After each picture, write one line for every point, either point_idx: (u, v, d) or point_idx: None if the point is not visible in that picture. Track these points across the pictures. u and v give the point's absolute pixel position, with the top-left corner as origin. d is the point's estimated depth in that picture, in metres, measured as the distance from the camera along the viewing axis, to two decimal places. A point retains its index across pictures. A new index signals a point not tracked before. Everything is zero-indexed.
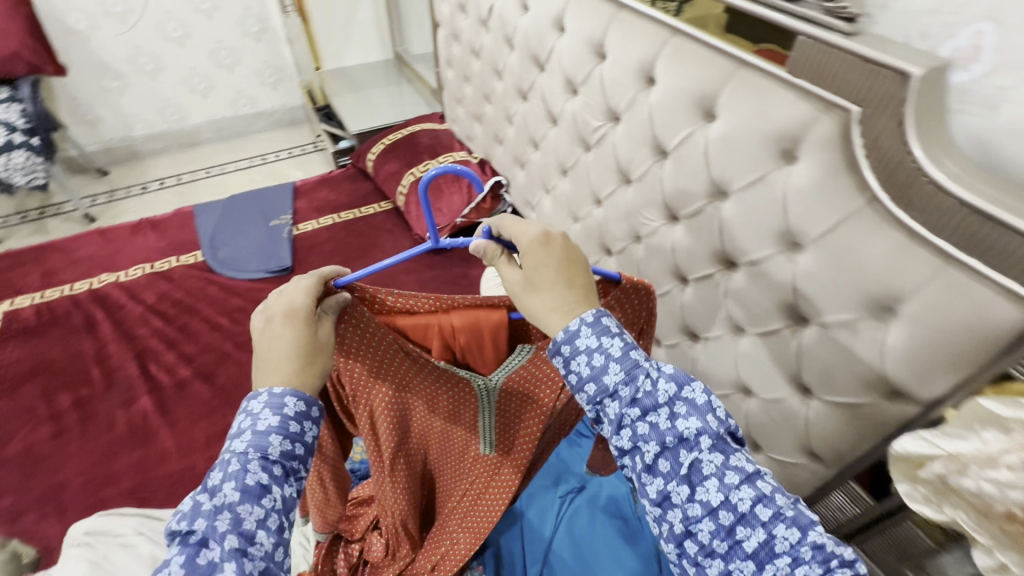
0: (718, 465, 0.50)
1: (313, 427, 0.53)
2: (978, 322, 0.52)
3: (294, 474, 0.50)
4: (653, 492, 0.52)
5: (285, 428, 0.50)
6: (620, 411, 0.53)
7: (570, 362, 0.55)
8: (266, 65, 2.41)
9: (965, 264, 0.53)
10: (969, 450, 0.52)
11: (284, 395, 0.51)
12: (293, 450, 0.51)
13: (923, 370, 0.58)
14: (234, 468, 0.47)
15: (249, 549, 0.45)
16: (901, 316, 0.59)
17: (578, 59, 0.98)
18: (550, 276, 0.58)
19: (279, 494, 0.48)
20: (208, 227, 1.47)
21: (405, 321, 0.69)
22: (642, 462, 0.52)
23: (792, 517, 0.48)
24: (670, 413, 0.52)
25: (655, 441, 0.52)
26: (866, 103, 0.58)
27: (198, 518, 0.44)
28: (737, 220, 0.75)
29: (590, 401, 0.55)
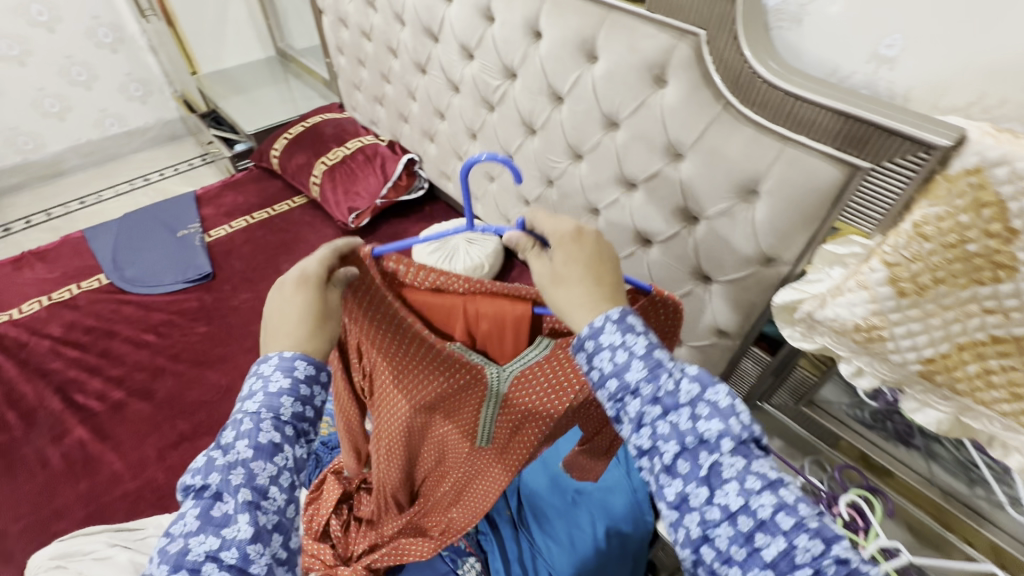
0: (739, 469, 0.47)
1: (322, 391, 0.57)
2: (816, 184, 0.65)
3: (302, 432, 0.55)
4: (670, 494, 0.48)
5: (294, 390, 0.54)
6: (641, 408, 0.50)
7: (593, 356, 0.52)
8: (130, 78, 2.24)
9: (798, 141, 0.64)
10: (825, 288, 0.68)
11: (292, 359, 0.55)
12: (303, 412, 0.55)
13: (785, 234, 0.71)
14: (247, 427, 0.51)
15: (263, 502, 0.50)
16: (763, 194, 0.71)
17: (469, 24, 0.99)
18: (578, 272, 0.56)
19: (289, 452, 0.53)
20: (107, 249, 1.37)
21: (434, 299, 0.69)
22: (660, 462, 0.49)
23: (817, 528, 0.44)
24: (691, 413, 0.49)
25: (675, 441, 0.48)
26: (708, 26, 0.66)
27: (213, 472, 0.49)
28: (631, 147, 0.83)
29: (612, 398, 0.52)
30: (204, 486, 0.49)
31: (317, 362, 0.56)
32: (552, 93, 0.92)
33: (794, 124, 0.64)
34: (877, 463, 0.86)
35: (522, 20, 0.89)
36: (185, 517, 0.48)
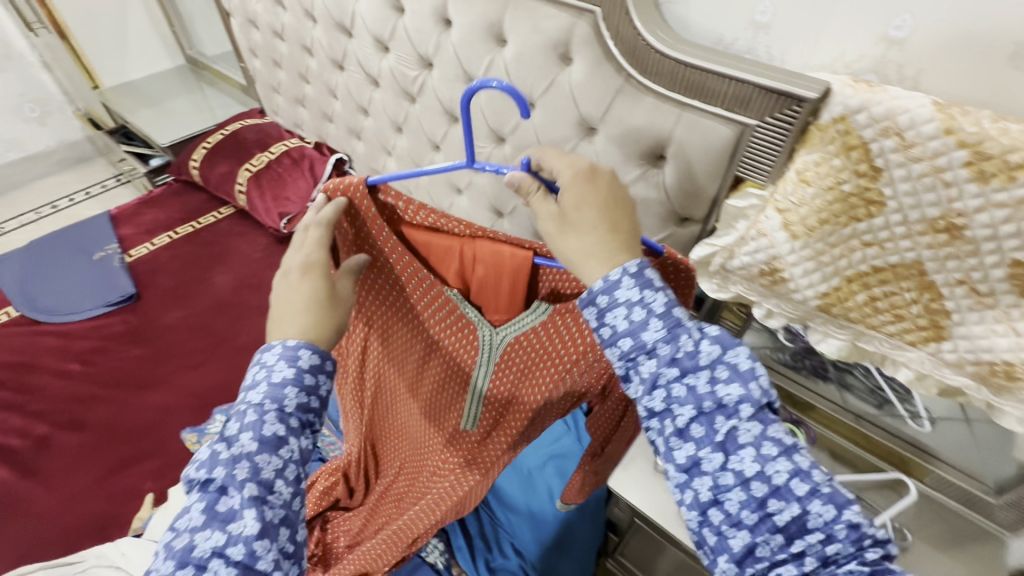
0: (757, 434, 0.50)
1: (325, 380, 0.61)
2: (713, 144, 0.71)
3: (307, 424, 0.59)
4: (681, 457, 0.51)
5: (298, 382, 0.58)
6: (654, 369, 0.52)
7: (604, 314, 0.54)
8: (23, 98, 2.07)
9: (693, 106, 0.70)
10: (732, 240, 0.73)
11: (297, 348, 0.59)
12: (307, 404, 0.59)
13: (693, 193, 0.77)
14: (251, 421, 0.55)
15: (269, 496, 0.54)
16: (670, 158, 0.77)
17: (381, 17, 1.00)
18: (590, 217, 0.57)
19: (294, 445, 0.57)
20: (14, 279, 1.28)
21: (435, 239, 0.73)
22: (673, 425, 0.51)
23: (829, 495, 0.47)
24: (705, 379, 0.51)
25: (691, 404, 0.51)
26: (602, 3, 0.70)
27: (218, 468, 0.53)
28: (547, 126, 0.86)
29: (624, 357, 0.54)
30: (209, 482, 0.53)
31: (321, 351, 0.61)
32: (468, 79, 0.94)
33: (687, 90, 0.69)
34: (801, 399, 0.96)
35: (431, 9, 0.90)
36: (193, 511, 0.52)
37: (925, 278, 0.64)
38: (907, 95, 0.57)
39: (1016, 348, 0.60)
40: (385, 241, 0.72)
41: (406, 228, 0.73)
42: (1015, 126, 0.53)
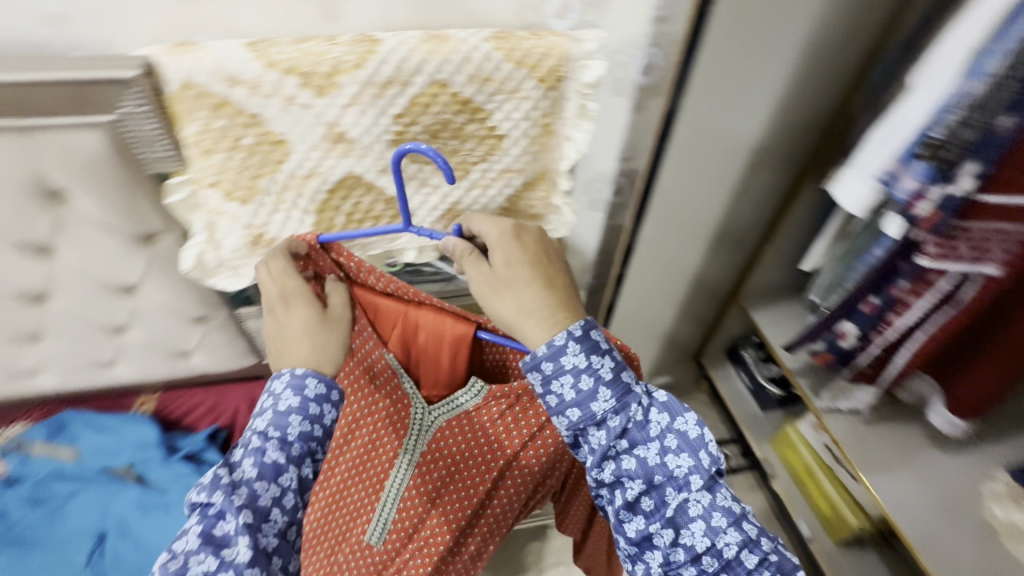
0: (709, 505, 0.67)
1: (327, 409, 0.76)
2: (91, 155, 0.67)
3: (308, 452, 0.74)
4: (632, 530, 0.70)
5: (303, 410, 0.73)
6: (606, 442, 0.68)
7: (551, 383, 0.68)
8: None
9: (36, 125, 0.63)
10: (204, 236, 0.76)
11: (306, 378, 0.74)
12: (310, 432, 0.74)
13: (127, 208, 0.75)
14: (257, 447, 0.69)
15: (261, 521, 0.67)
16: (71, 186, 0.71)
17: None
18: (523, 275, 0.71)
19: (295, 470, 0.72)
20: None
21: (384, 302, 0.81)
22: (626, 498, 0.69)
23: (777, 562, 0.67)
24: (651, 459, 0.68)
25: (641, 478, 0.68)
26: None
27: (220, 491, 0.65)
28: None
29: (575, 425, 0.69)
30: (209, 505, 0.65)
31: (325, 381, 0.76)
32: None
33: (20, 110, 0.61)
34: None
35: None
36: (190, 535, 0.63)
37: (365, 182, 0.78)
38: (220, 46, 0.61)
39: (443, 198, 0.83)
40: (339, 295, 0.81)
41: (360, 289, 0.82)
42: (311, 44, 0.64)
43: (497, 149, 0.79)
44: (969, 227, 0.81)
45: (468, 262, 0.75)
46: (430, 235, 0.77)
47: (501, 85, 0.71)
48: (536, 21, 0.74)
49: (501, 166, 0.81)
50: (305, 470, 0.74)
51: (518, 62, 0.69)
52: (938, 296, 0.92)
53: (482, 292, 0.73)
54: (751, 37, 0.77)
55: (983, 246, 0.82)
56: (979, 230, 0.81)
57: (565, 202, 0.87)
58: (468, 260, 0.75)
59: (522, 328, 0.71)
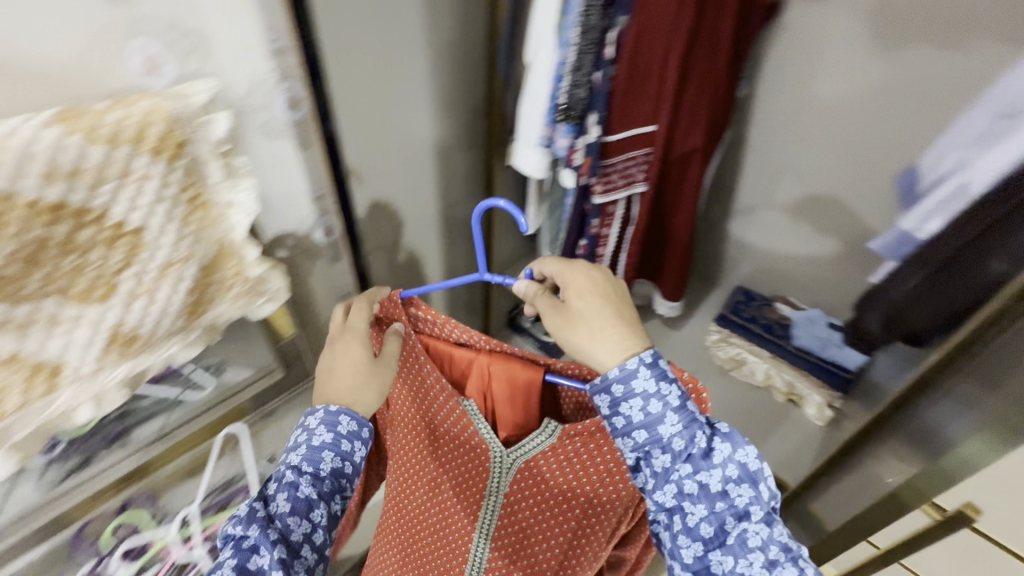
0: (765, 540, 0.65)
1: (359, 444, 0.76)
2: None
3: (340, 488, 0.73)
4: (688, 555, 0.68)
5: (337, 446, 0.73)
6: (669, 466, 0.67)
7: (619, 407, 0.69)
8: None
9: None
10: None
11: (339, 415, 0.75)
12: (342, 469, 0.73)
13: None
14: (289, 481, 0.68)
15: (293, 556, 0.65)
16: None
17: None
18: (597, 305, 0.73)
19: (327, 505, 0.71)
20: None
21: (459, 352, 0.82)
22: (685, 520, 0.68)
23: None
24: (711, 488, 0.67)
25: (703, 505, 0.67)
26: None
27: (254, 526, 0.63)
28: None
29: (640, 446, 0.69)
30: (241, 539, 0.62)
31: (358, 419, 0.76)
32: None
33: None
34: (130, 477, 0.89)
35: None
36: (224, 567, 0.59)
37: None
38: None
39: (97, 329, 0.64)
40: (410, 346, 0.80)
41: (431, 339, 0.83)
42: None
43: (142, 247, 0.63)
44: (613, 163, 1.00)
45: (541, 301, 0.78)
46: (500, 281, 0.81)
47: (100, 173, 0.56)
48: (120, 86, 0.59)
49: (160, 262, 0.65)
50: (335, 506, 0.72)
51: (109, 141, 0.55)
52: (620, 220, 1.12)
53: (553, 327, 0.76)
54: (368, 39, 0.78)
55: (626, 174, 1.02)
56: (620, 162, 1.00)
57: (269, 267, 0.79)
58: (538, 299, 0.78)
59: (585, 356, 0.73)
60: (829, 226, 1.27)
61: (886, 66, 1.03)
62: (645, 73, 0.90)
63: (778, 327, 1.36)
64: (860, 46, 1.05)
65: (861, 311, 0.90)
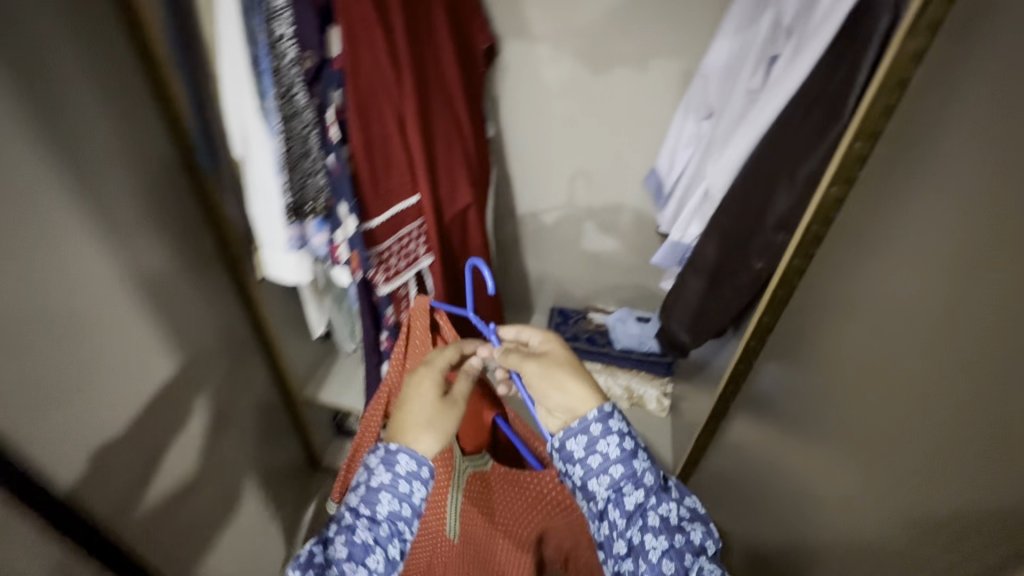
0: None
1: (421, 486, 0.61)
2: None
3: (400, 533, 0.59)
4: None
5: (394, 486, 0.59)
6: (641, 502, 0.66)
7: (594, 446, 0.67)
8: None
9: None
10: None
11: (397, 453, 0.61)
12: (401, 512, 0.59)
13: None
14: (343, 527, 0.57)
15: None
16: None
17: None
18: (562, 360, 0.74)
19: (385, 552, 0.57)
20: None
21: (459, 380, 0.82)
22: (646, 560, 0.63)
23: None
24: (671, 526, 0.64)
25: (666, 541, 0.63)
26: None
27: (312, 573, 0.55)
28: None
29: (613, 482, 0.66)
30: None
31: (418, 456, 0.62)
32: None
33: None
34: None
35: None
36: None
37: None
38: None
39: None
40: (466, 376, 0.73)
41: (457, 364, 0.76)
42: None
43: None
44: (387, 248, 0.86)
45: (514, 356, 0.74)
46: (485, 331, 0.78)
47: None
48: None
49: None
50: (396, 552, 0.58)
51: None
52: (417, 297, 0.99)
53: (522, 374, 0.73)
54: None
55: (407, 253, 0.90)
56: (396, 244, 0.87)
57: None
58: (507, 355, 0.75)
59: (557, 400, 0.71)
60: (617, 228, 1.34)
61: (604, 90, 1.11)
62: (388, 149, 0.79)
63: (599, 336, 1.41)
64: (579, 73, 1.09)
65: (665, 319, 0.90)
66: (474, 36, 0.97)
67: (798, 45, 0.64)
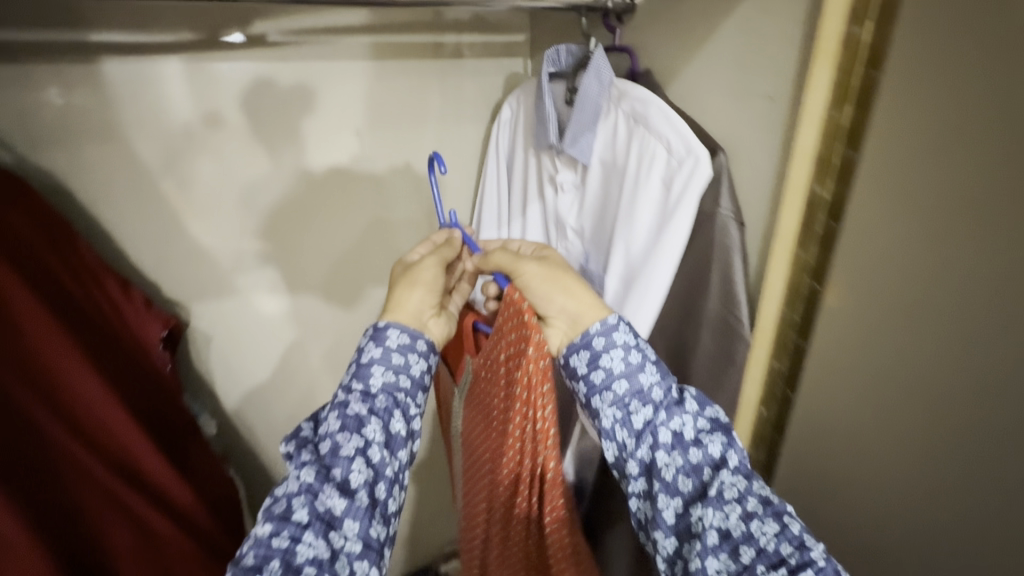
0: (743, 491, 0.37)
1: (420, 362, 0.47)
2: None
3: (403, 407, 0.45)
4: (672, 516, 0.39)
5: (387, 359, 0.45)
6: (650, 420, 0.41)
7: (598, 360, 0.42)
8: None
9: None
10: None
11: (388, 328, 0.47)
12: (397, 385, 0.45)
13: None
14: (337, 404, 0.43)
15: (335, 492, 0.39)
16: None
17: None
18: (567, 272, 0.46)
19: (386, 425, 0.43)
20: None
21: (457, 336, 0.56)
22: (661, 480, 0.39)
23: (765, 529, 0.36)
24: (687, 443, 0.40)
25: (676, 439, 0.40)
26: None
27: (305, 452, 0.41)
28: None
29: (621, 405, 0.41)
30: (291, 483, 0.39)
31: (405, 326, 0.47)
32: None
33: None
34: None
35: None
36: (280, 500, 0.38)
37: None
38: None
39: None
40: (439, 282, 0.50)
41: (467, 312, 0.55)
42: None
43: None
44: None
45: (509, 256, 0.47)
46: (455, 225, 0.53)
47: None
48: None
49: None
50: (402, 430, 0.44)
51: None
52: None
53: (517, 279, 0.46)
54: None
55: None
56: None
57: None
58: (493, 256, 0.48)
59: (561, 305, 0.44)
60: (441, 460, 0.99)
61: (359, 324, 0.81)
62: None
63: None
64: (321, 309, 0.78)
65: None
66: (138, 326, 0.60)
67: (629, 266, 0.50)
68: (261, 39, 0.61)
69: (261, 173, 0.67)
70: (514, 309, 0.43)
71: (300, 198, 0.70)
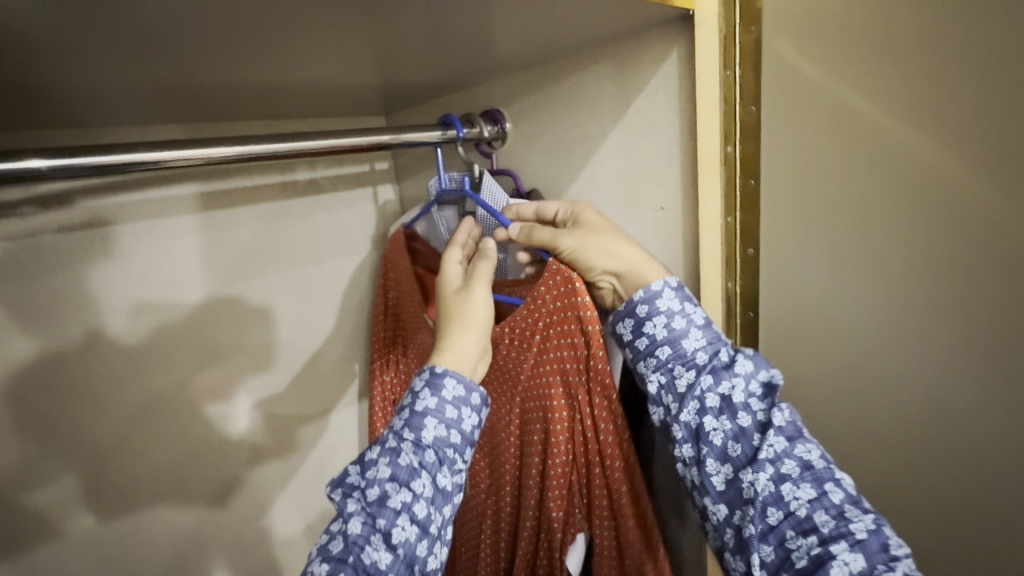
0: (779, 453, 0.33)
1: (474, 417, 0.38)
2: None
3: (452, 461, 0.37)
4: (717, 480, 0.35)
5: (442, 412, 0.37)
6: (695, 384, 0.37)
7: (642, 327, 0.39)
8: None
9: None
10: None
11: (444, 375, 0.38)
12: (450, 440, 0.37)
13: None
14: (388, 447, 0.36)
15: (383, 550, 0.33)
16: None
17: None
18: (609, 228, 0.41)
19: (434, 483, 0.35)
20: None
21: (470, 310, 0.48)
22: (709, 444, 0.36)
23: (816, 504, 0.31)
24: (737, 406, 0.35)
25: (723, 404, 0.36)
26: None
27: (352, 500, 0.35)
28: None
29: (666, 373, 0.38)
30: (342, 532, 0.34)
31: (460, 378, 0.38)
32: None
33: None
34: None
35: None
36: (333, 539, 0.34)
37: None
38: None
39: None
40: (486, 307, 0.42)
41: None
42: None
43: None
44: None
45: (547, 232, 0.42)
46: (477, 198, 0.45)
47: None
48: None
49: None
50: (450, 486, 0.36)
51: None
52: None
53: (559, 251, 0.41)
54: None
55: None
56: None
57: None
58: (535, 233, 0.42)
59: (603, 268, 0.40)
60: None
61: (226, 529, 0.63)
62: None
63: None
64: (178, 520, 0.59)
65: None
66: None
67: None
68: (63, 199, 0.48)
69: (81, 361, 0.50)
70: (563, 278, 0.41)
71: (152, 382, 0.55)
